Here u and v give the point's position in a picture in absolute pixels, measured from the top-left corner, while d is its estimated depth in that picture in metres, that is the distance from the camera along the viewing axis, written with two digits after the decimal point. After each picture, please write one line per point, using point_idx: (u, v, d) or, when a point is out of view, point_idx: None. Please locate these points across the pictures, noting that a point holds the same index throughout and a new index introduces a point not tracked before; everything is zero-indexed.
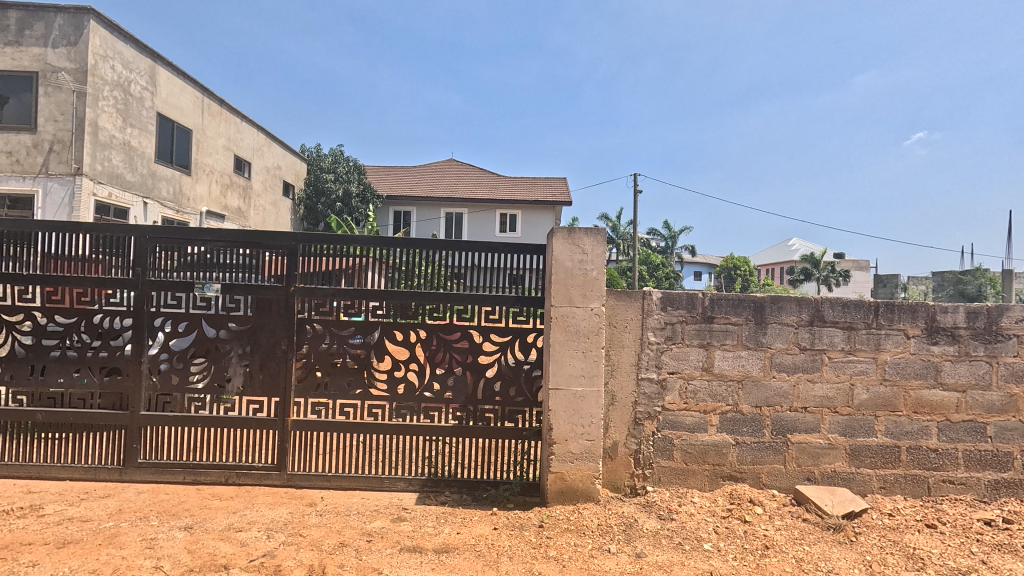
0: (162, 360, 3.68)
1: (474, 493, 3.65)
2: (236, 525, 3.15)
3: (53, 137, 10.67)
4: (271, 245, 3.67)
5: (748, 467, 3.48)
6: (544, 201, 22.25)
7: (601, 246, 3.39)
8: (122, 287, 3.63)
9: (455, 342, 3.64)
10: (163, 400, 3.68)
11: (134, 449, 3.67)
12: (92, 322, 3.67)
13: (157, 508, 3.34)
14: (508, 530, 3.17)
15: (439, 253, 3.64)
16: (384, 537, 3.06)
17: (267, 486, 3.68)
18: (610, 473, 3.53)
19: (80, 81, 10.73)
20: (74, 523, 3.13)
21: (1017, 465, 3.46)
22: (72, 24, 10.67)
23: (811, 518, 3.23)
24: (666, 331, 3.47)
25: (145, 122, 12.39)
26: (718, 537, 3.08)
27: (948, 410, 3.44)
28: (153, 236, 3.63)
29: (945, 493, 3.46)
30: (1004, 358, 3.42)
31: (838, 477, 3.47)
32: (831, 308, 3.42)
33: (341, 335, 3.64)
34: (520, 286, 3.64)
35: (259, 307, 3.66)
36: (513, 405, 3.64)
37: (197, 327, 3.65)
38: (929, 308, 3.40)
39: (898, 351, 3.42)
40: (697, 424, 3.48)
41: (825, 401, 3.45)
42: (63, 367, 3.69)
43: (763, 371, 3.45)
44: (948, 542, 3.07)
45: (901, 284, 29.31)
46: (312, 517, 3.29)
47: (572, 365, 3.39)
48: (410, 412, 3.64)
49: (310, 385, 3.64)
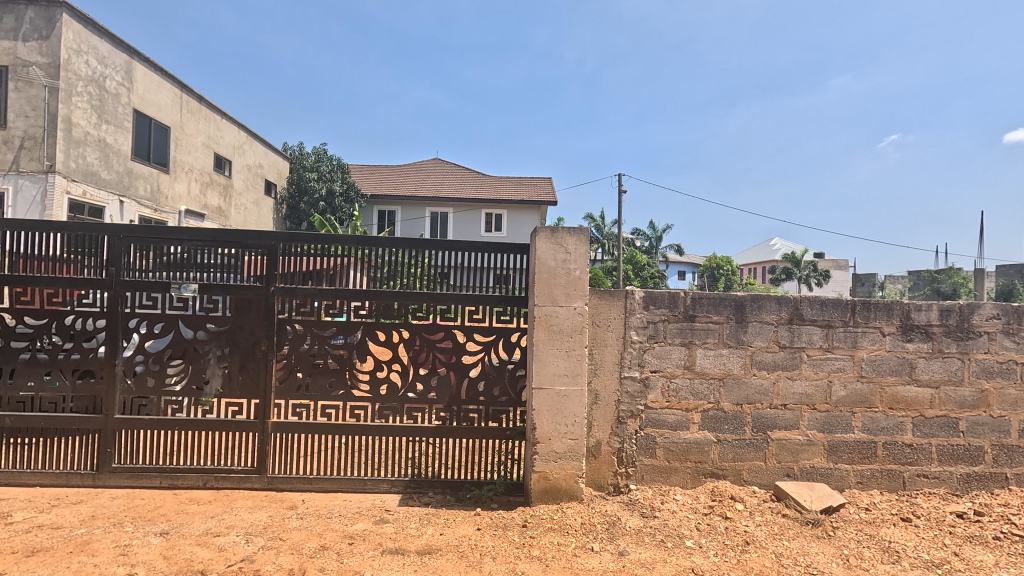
0: (137, 362, 3.60)
1: (457, 494, 3.63)
2: (214, 530, 3.09)
3: (23, 134, 10.37)
4: (250, 245, 3.60)
5: (729, 464, 3.52)
6: (529, 201, 22.29)
7: (584, 245, 3.40)
8: (95, 288, 3.53)
9: (439, 342, 3.62)
10: (138, 403, 3.60)
11: (108, 453, 3.58)
12: (63, 324, 3.57)
13: (132, 513, 3.26)
14: (492, 530, 3.16)
15: (422, 253, 3.61)
16: (366, 540, 3.03)
17: (246, 489, 3.61)
18: (594, 472, 3.54)
19: (53, 76, 10.44)
20: (44, 531, 3.04)
21: (988, 459, 3.55)
22: (44, 16, 10.37)
23: (791, 513, 3.27)
24: (648, 330, 3.49)
25: (121, 119, 12.11)
26: (699, 534, 3.11)
27: (922, 406, 3.51)
28: (128, 235, 3.54)
29: (920, 487, 3.54)
30: (975, 355, 3.50)
31: (816, 473, 3.53)
32: (810, 307, 3.47)
33: (322, 335, 3.60)
34: (505, 286, 3.64)
35: (238, 307, 3.59)
36: (497, 405, 3.63)
37: (174, 328, 3.58)
38: (905, 306, 3.47)
39: (874, 348, 3.48)
40: (679, 422, 3.51)
41: (804, 398, 3.50)
42: (33, 370, 3.59)
43: (744, 369, 3.49)
44: (922, 535, 3.14)
45: (878, 284, 29.97)
46: (293, 520, 3.24)
47: (556, 364, 3.39)
48: (393, 413, 3.60)
49: (291, 387, 3.59)
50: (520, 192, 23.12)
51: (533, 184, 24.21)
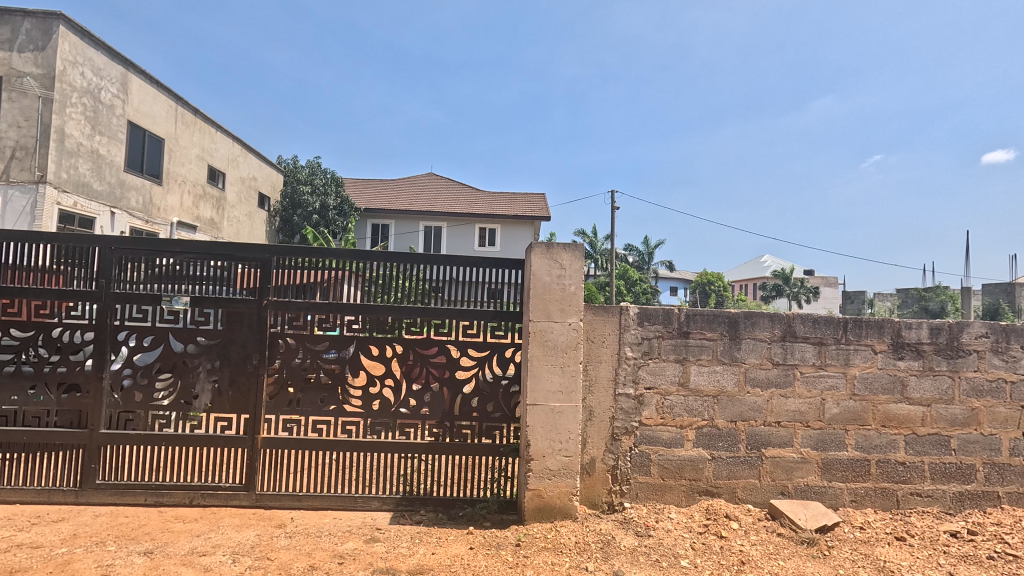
0: (125, 376, 3.54)
1: (450, 512, 3.57)
2: (199, 549, 3.02)
3: (15, 143, 10.29)
4: (244, 257, 3.58)
5: (724, 482, 3.51)
6: (523, 217, 22.41)
7: (579, 261, 3.41)
8: (84, 300, 3.49)
9: (432, 357, 3.59)
10: (125, 418, 3.53)
11: (92, 469, 3.50)
12: (50, 336, 3.52)
13: (115, 532, 3.18)
14: (485, 549, 3.11)
15: (417, 267, 3.61)
16: (356, 559, 2.96)
17: (234, 507, 3.53)
18: (588, 489, 3.51)
19: (47, 86, 10.43)
20: (23, 550, 2.95)
21: (980, 477, 3.56)
22: (40, 28, 10.41)
23: (786, 532, 3.25)
24: (643, 346, 3.49)
25: (115, 130, 12.08)
26: (695, 554, 3.08)
27: (914, 424, 3.53)
28: (121, 246, 3.51)
29: (913, 506, 3.54)
30: (965, 373, 3.54)
31: (811, 491, 3.52)
32: (803, 324, 3.50)
33: (314, 350, 3.56)
34: (499, 300, 3.63)
35: (230, 320, 3.56)
36: (491, 421, 3.60)
37: (164, 342, 3.52)
38: (895, 324, 3.51)
39: (866, 366, 3.51)
40: (673, 439, 3.49)
41: (798, 415, 3.51)
42: (18, 384, 3.51)
43: (738, 386, 3.49)
44: (917, 554, 3.13)
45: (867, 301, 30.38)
46: (281, 539, 3.17)
47: (550, 380, 3.37)
48: (385, 429, 3.56)
49: (283, 402, 3.55)
50: (515, 208, 23.27)
51: (528, 199, 24.38)
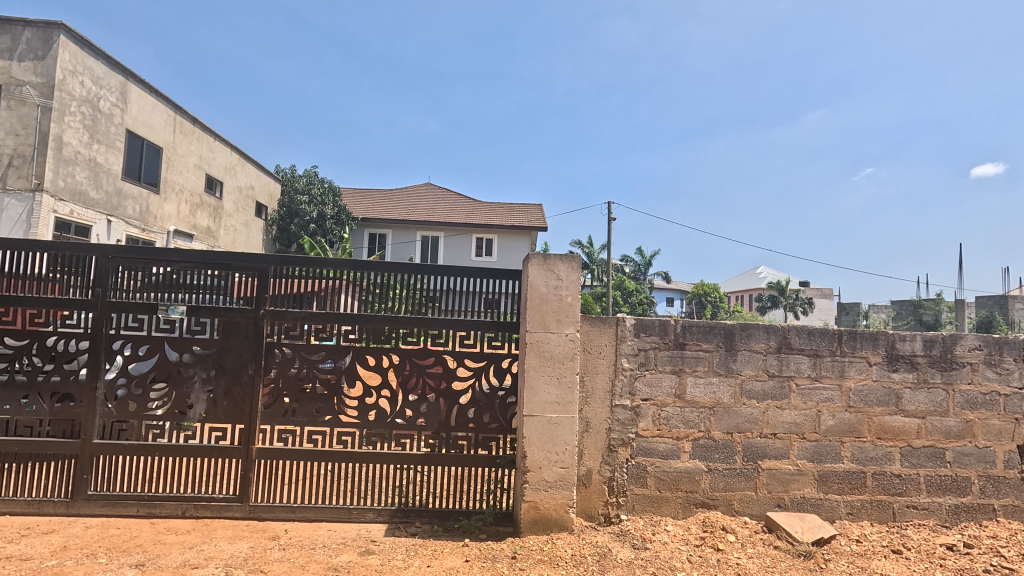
0: (119, 386, 3.51)
1: (445, 523, 3.55)
2: (192, 562, 2.98)
3: (12, 151, 10.29)
4: (240, 266, 3.58)
5: (720, 494, 3.50)
6: (520, 227, 22.47)
7: (576, 272, 3.42)
8: (79, 309, 3.47)
9: (429, 367, 3.59)
10: (118, 428, 3.50)
11: (84, 480, 3.46)
12: (45, 345, 3.50)
13: (107, 544, 3.14)
14: (480, 562, 3.09)
15: (414, 277, 3.62)
16: (350, 572, 2.94)
17: (227, 518, 3.50)
18: (585, 501, 3.49)
19: (46, 95, 10.46)
20: (12, 562, 2.91)
21: (975, 490, 3.57)
22: (41, 38, 10.48)
23: (782, 545, 3.24)
24: (639, 357, 3.50)
25: (113, 139, 12.11)
26: (692, 566, 3.06)
27: (909, 436, 3.54)
28: (117, 255, 3.51)
29: (909, 518, 3.54)
30: (959, 385, 3.56)
31: (807, 503, 3.51)
32: (798, 336, 3.53)
33: (310, 359, 3.55)
34: (496, 311, 3.63)
35: (225, 330, 3.55)
36: (487, 432, 3.59)
37: (159, 351, 3.51)
38: (889, 336, 3.54)
39: (861, 378, 3.52)
40: (670, 451, 3.49)
41: (794, 427, 3.51)
42: (10, 393, 3.48)
43: (734, 398, 3.50)
44: (913, 567, 3.13)
45: (862, 311, 30.58)
46: (274, 551, 3.14)
47: (547, 392, 3.37)
48: (381, 440, 3.55)
49: (277, 412, 3.53)
50: (513, 218, 23.35)
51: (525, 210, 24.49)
